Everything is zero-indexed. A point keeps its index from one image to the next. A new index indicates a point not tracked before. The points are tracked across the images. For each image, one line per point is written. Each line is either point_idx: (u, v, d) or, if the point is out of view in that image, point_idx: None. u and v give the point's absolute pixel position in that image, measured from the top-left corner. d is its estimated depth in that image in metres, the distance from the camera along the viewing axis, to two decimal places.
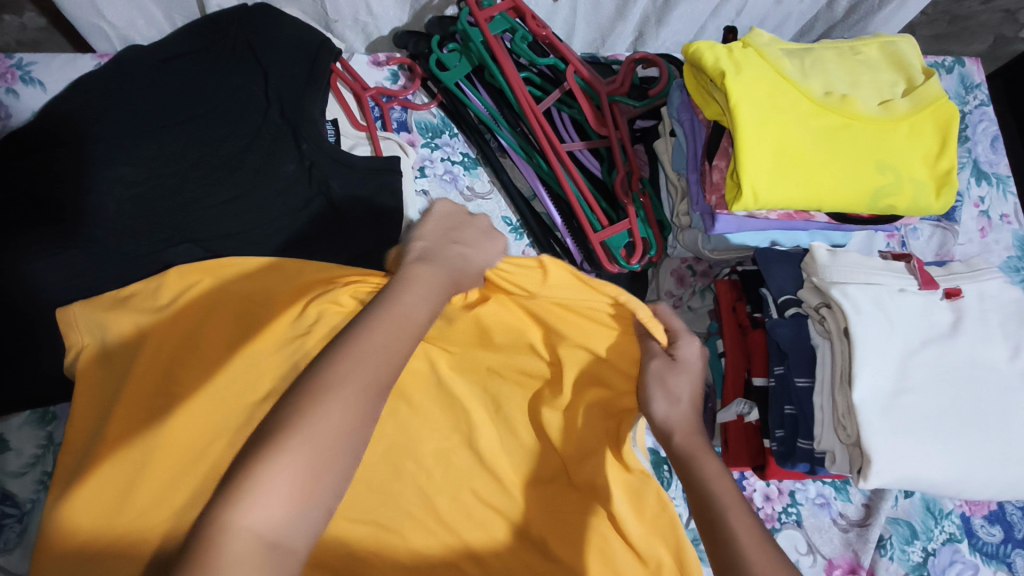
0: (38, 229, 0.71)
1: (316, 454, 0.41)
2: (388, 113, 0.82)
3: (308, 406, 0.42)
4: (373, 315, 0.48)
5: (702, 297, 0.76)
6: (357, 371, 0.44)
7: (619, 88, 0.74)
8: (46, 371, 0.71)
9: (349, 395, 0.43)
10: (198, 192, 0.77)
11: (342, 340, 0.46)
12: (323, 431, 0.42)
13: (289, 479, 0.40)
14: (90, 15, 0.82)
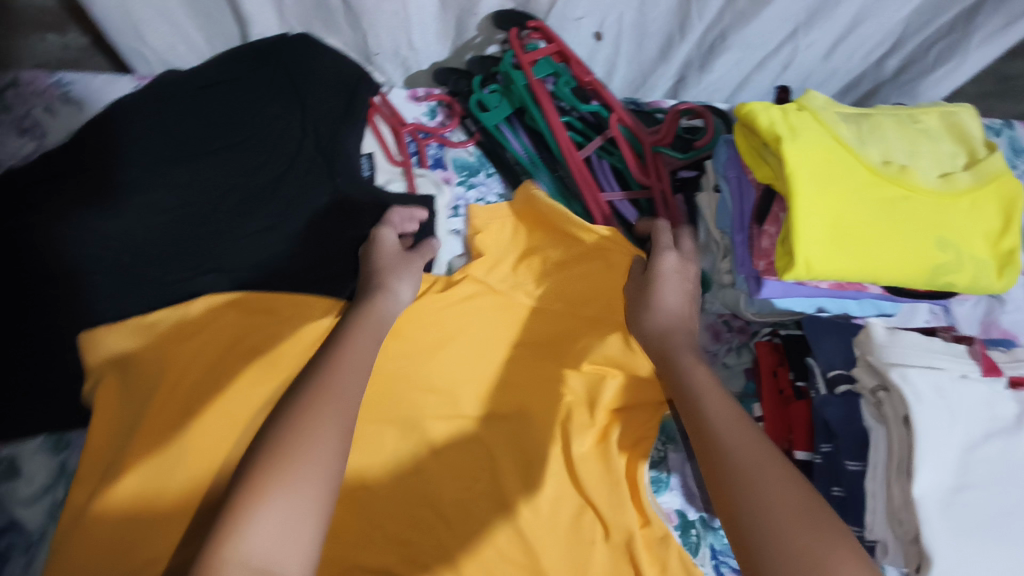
0: (64, 252, 0.70)
1: (301, 496, 0.47)
2: (424, 149, 0.81)
3: (278, 456, 0.49)
4: (316, 375, 0.56)
5: (738, 354, 0.75)
6: (319, 420, 0.52)
7: (663, 138, 0.73)
8: (60, 398, 0.69)
9: (314, 442, 0.50)
10: (230, 222, 0.75)
11: (297, 401, 0.53)
12: (297, 471, 0.48)
13: (278, 518, 0.46)
14: (132, 40, 0.83)
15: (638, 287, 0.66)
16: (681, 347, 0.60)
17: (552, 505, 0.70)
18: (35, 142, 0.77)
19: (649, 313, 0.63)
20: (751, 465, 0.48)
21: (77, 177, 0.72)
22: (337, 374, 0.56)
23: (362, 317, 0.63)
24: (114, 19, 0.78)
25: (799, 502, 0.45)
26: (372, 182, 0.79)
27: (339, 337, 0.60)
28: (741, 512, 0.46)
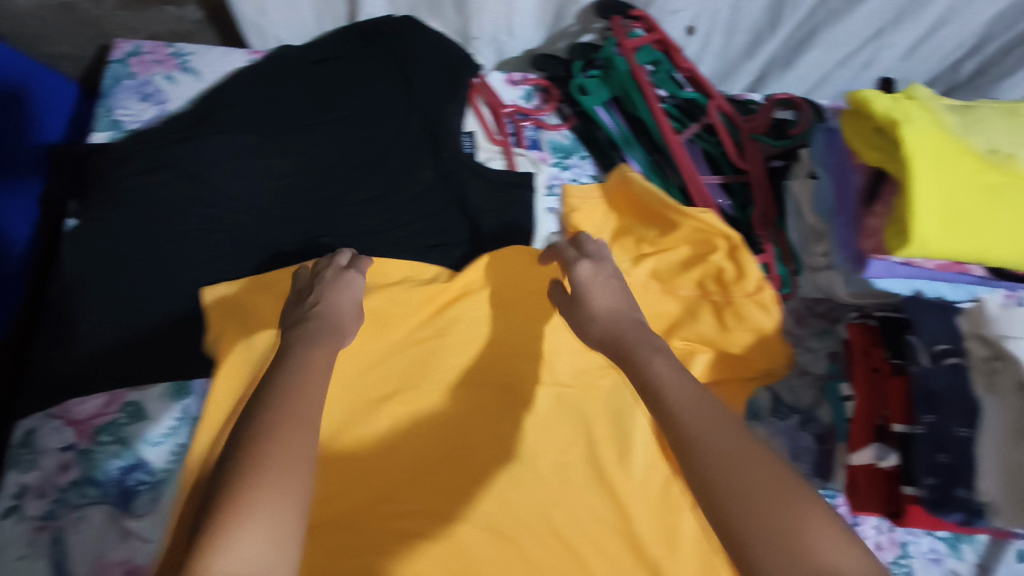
0: (189, 211, 0.74)
1: (276, 506, 0.41)
2: (522, 130, 0.85)
3: (254, 455, 0.43)
4: (282, 374, 0.51)
5: (821, 338, 0.82)
6: (288, 421, 0.46)
7: (760, 126, 0.77)
8: (187, 345, 0.73)
9: (287, 434, 0.45)
10: (342, 189, 0.79)
11: (260, 402, 0.48)
12: (277, 464, 0.43)
13: (265, 522, 0.40)
14: (253, 14, 0.84)
15: (580, 315, 0.61)
16: (642, 339, 0.56)
17: (645, 468, 0.72)
18: (157, 107, 0.81)
19: (605, 319, 0.59)
20: (729, 449, 0.44)
21: (204, 141, 0.76)
22: (296, 392, 0.49)
23: (313, 341, 0.56)
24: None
25: (774, 482, 0.42)
26: (474, 158, 0.82)
27: (297, 362, 0.53)
28: (719, 499, 0.42)
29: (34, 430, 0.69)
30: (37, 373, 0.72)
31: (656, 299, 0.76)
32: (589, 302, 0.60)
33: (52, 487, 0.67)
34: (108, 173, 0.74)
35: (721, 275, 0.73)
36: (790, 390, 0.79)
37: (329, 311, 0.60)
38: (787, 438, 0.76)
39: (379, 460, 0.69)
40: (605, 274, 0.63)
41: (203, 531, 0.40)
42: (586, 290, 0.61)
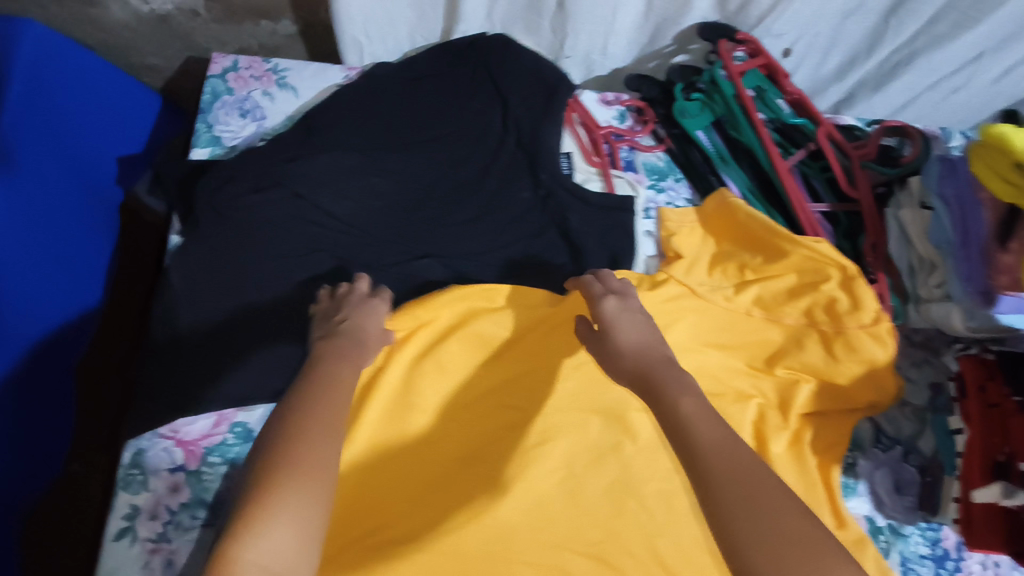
0: (293, 231, 0.74)
1: (303, 513, 0.45)
2: (617, 152, 0.84)
3: (291, 461, 0.47)
4: (312, 390, 0.54)
5: (920, 368, 0.80)
6: (317, 434, 0.50)
7: (870, 152, 0.77)
8: (282, 366, 0.71)
9: (322, 446, 0.49)
10: (441, 210, 0.79)
11: (296, 410, 0.51)
12: (315, 476, 0.47)
13: (292, 526, 0.44)
14: (356, 31, 0.83)
15: (605, 348, 0.61)
16: (665, 372, 0.57)
17: None
18: (255, 123, 0.81)
19: (631, 353, 0.59)
20: (745, 485, 0.48)
21: (309, 162, 0.75)
22: (330, 407, 0.52)
23: (341, 355, 0.60)
24: (353, 6, 0.79)
25: (792, 522, 0.46)
26: (573, 180, 0.81)
27: (324, 373, 0.56)
28: (731, 527, 0.46)
29: (143, 450, 0.69)
30: (140, 393, 0.71)
31: (759, 328, 0.75)
32: (614, 335, 0.61)
33: (164, 508, 0.68)
34: (208, 190, 0.73)
35: (832, 307, 0.72)
36: (890, 420, 0.79)
37: (352, 327, 0.64)
38: (891, 470, 0.76)
39: (485, 487, 0.71)
40: (631, 310, 0.63)
41: (233, 523, 0.43)
42: (613, 326, 0.61)
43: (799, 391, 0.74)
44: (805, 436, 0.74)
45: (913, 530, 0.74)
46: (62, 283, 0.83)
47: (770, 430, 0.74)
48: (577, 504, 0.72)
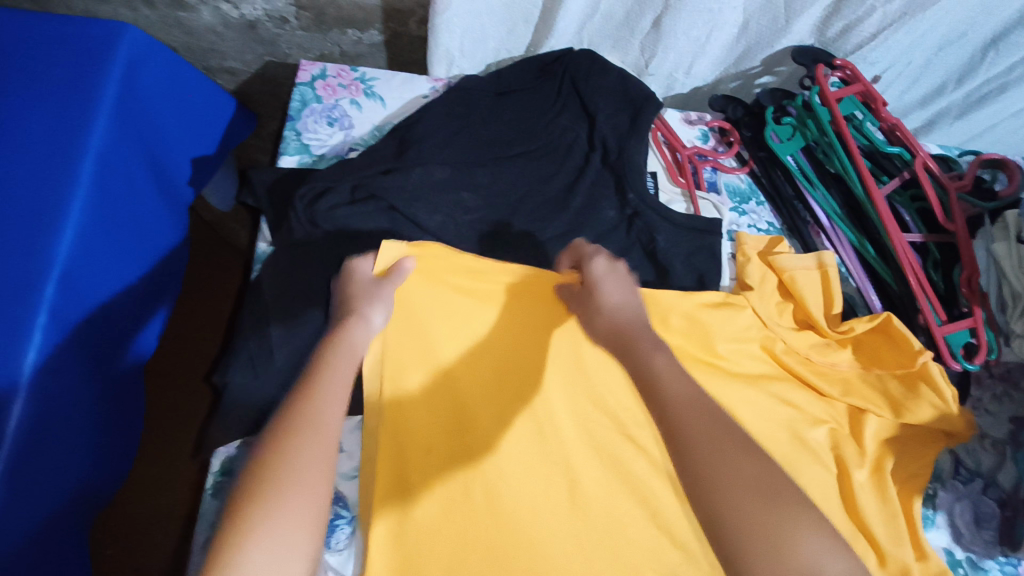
0: (382, 242, 0.74)
1: (287, 525, 0.42)
2: (702, 172, 0.85)
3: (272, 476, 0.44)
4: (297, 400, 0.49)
5: (1001, 402, 0.79)
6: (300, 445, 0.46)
7: (965, 185, 0.78)
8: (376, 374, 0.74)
9: (308, 455, 0.45)
10: (528, 226, 0.78)
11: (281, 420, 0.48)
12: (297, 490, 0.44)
13: (271, 547, 0.41)
14: (448, 43, 0.83)
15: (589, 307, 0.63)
16: (640, 337, 0.57)
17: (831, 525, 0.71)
18: (343, 132, 0.81)
19: (607, 312, 0.60)
20: (711, 432, 0.47)
21: (405, 174, 0.74)
22: (319, 399, 0.50)
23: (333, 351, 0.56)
24: (451, 21, 0.79)
25: (764, 478, 0.45)
26: (658, 199, 0.81)
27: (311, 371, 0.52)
28: (711, 494, 0.44)
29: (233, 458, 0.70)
30: (231, 401, 0.69)
31: (825, 366, 0.76)
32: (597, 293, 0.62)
33: None
34: (304, 202, 0.72)
35: (879, 351, 0.76)
36: (969, 452, 0.79)
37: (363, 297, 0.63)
38: (971, 504, 0.76)
39: (562, 505, 0.70)
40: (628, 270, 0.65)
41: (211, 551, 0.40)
42: (599, 284, 0.63)
43: (867, 423, 0.75)
44: (885, 467, 0.74)
45: (992, 564, 0.74)
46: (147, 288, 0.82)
47: (849, 461, 0.74)
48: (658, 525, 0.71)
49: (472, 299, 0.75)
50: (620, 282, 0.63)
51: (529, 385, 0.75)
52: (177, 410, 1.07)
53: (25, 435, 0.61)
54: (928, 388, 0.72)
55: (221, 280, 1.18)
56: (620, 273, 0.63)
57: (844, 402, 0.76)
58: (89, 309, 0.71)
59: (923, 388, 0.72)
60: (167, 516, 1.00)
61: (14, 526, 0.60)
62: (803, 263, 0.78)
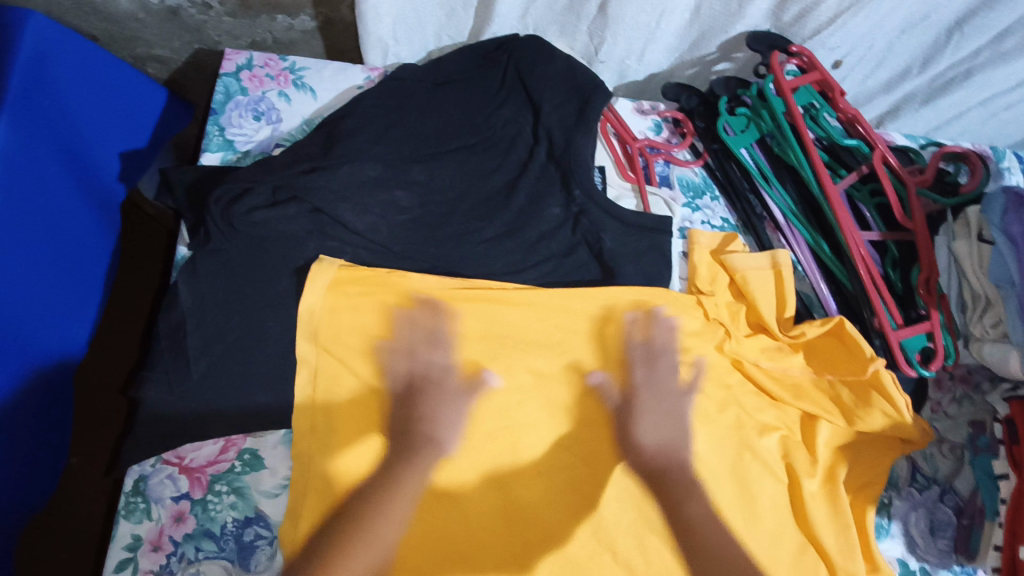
0: (308, 245, 0.70)
1: None
2: (653, 166, 0.80)
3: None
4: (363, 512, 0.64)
5: (961, 405, 0.76)
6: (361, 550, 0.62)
7: (926, 180, 0.73)
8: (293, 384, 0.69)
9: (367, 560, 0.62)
10: (467, 225, 0.74)
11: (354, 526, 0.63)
12: None
13: None
14: (381, 30, 0.79)
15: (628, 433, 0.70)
16: (680, 485, 0.69)
17: (781, 541, 0.69)
18: (270, 127, 0.77)
19: (651, 447, 0.70)
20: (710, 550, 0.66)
21: (332, 172, 0.70)
22: (382, 509, 0.64)
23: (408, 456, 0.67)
24: (382, 7, 0.75)
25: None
26: (606, 196, 0.77)
27: (384, 479, 0.65)
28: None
29: (146, 477, 0.65)
30: (146, 418, 0.65)
31: (777, 371, 0.74)
32: (637, 428, 0.71)
33: (167, 540, 0.63)
34: (220, 205, 0.67)
35: (833, 356, 0.73)
36: (927, 457, 0.75)
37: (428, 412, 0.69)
38: (926, 512, 0.73)
39: (497, 523, 0.65)
40: (672, 373, 0.72)
41: None
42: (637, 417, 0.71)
43: (818, 430, 0.72)
44: (835, 476, 0.71)
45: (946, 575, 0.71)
46: (67, 295, 0.78)
47: (799, 469, 0.71)
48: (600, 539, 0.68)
49: (411, 311, 0.71)
50: (664, 410, 0.71)
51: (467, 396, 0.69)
52: (90, 424, 0.97)
53: None
54: (880, 394, 0.69)
55: (142, 274, 1.06)
56: (666, 399, 0.72)
57: (795, 407, 0.73)
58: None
59: (875, 393, 0.70)
60: (85, 539, 0.92)
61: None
62: (756, 261, 0.75)
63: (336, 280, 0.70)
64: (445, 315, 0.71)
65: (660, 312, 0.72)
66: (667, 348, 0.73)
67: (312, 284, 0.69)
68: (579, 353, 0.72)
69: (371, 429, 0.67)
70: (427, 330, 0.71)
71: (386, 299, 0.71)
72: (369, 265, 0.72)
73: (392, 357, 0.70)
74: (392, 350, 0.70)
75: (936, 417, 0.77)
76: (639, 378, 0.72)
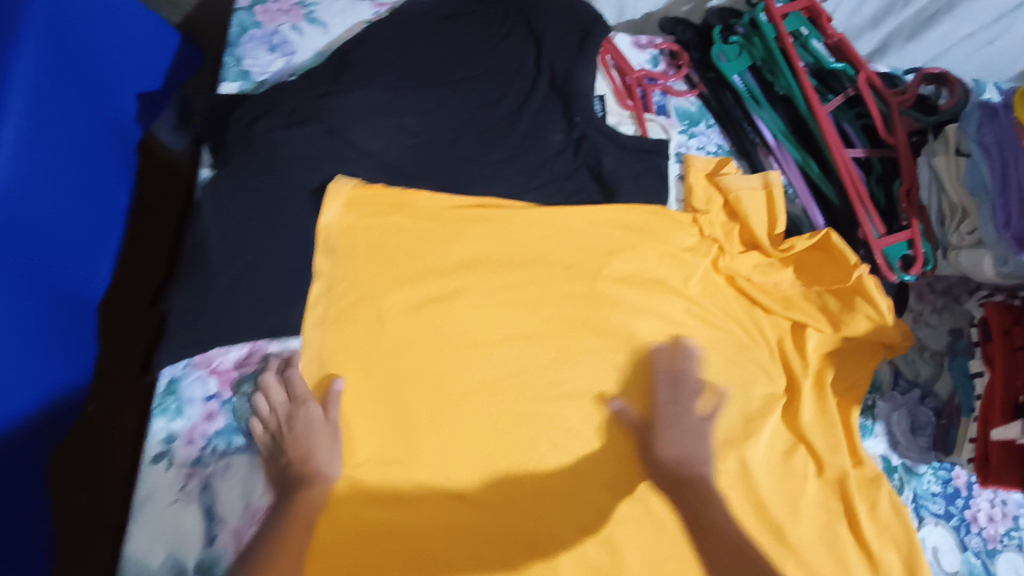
0: (324, 167, 0.74)
1: None
2: (651, 95, 0.84)
3: None
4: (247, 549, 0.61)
5: (940, 315, 0.82)
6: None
7: (908, 100, 0.78)
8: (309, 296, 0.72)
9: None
10: (474, 149, 0.78)
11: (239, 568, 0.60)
12: None
13: None
14: None
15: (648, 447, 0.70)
16: (700, 489, 0.66)
17: (768, 439, 0.75)
18: (284, 58, 0.80)
19: (672, 461, 0.69)
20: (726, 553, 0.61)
21: (343, 97, 0.74)
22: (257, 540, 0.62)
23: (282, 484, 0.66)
24: None
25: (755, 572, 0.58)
26: (606, 122, 0.81)
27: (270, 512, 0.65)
28: None
29: (177, 378, 0.71)
30: (175, 327, 0.69)
31: (768, 285, 0.78)
32: (659, 442, 0.70)
33: (201, 434, 0.69)
34: (241, 125, 0.72)
35: (819, 268, 0.77)
36: (908, 363, 0.80)
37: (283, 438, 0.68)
38: (907, 412, 0.78)
39: (506, 421, 0.71)
40: (695, 397, 0.72)
41: None
42: (660, 434, 0.70)
43: (807, 338, 0.77)
44: (823, 380, 0.77)
45: (926, 469, 0.77)
46: (91, 225, 0.81)
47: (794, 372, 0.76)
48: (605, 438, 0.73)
49: (425, 231, 0.75)
50: (683, 428, 0.71)
51: (478, 308, 0.74)
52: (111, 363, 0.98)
53: None
54: (862, 299, 0.74)
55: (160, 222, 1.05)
56: (684, 414, 0.71)
57: (784, 317, 0.78)
58: (22, 237, 0.69)
59: (857, 298, 0.74)
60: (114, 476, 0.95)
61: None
62: (749, 182, 0.79)
63: (350, 199, 0.73)
64: (455, 231, 0.75)
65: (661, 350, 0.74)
66: (665, 263, 0.77)
67: (329, 201, 0.73)
68: (583, 269, 0.75)
69: (388, 339, 0.72)
70: (439, 245, 0.75)
71: (401, 219, 0.75)
72: (384, 186, 0.75)
73: (406, 272, 0.74)
74: (406, 265, 0.74)
75: (918, 327, 0.81)
76: (659, 395, 0.72)
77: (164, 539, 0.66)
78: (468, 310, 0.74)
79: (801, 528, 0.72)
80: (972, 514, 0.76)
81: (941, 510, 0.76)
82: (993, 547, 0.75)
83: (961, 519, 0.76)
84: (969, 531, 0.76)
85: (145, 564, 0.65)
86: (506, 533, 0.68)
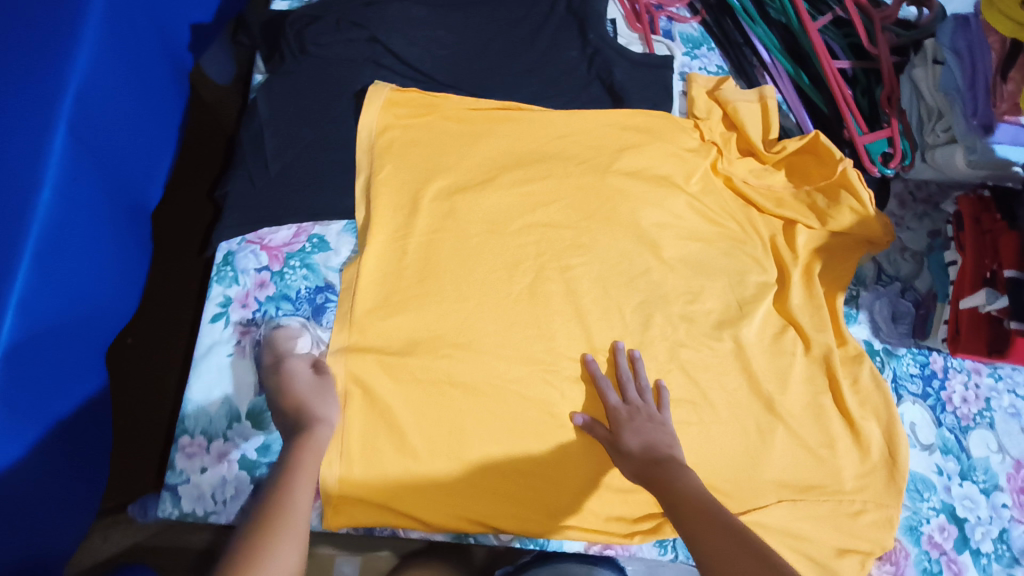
0: (364, 72, 0.84)
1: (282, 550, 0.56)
2: (657, 20, 0.93)
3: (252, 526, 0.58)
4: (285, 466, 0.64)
5: (920, 220, 0.90)
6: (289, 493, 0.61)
7: (890, 18, 0.87)
8: (350, 182, 0.81)
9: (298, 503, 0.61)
10: (498, 61, 0.87)
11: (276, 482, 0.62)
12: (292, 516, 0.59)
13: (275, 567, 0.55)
14: None
15: (616, 442, 0.71)
16: (671, 466, 0.65)
17: (762, 321, 0.83)
18: None
19: (621, 447, 0.70)
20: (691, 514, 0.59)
21: (384, 7, 0.84)
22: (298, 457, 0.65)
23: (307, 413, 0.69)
24: None
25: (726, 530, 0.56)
26: (616, 41, 0.89)
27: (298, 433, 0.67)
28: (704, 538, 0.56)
29: (233, 252, 0.79)
30: (233, 206, 0.78)
31: (764, 186, 0.87)
32: (622, 437, 0.71)
33: (252, 300, 0.78)
34: (295, 29, 0.82)
35: (809, 169, 0.87)
36: (891, 261, 0.88)
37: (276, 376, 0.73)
38: (888, 302, 0.86)
39: (523, 297, 0.79)
40: (643, 394, 0.75)
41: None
42: (615, 422, 0.72)
43: (797, 233, 0.85)
44: (812, 270, 0.85)
45: (904, 352, 0.85)
46: (153, 132, 0.86)
47: (784, 262, 0.85)
48: (614, 315, 0.80)
49: (454, 130, 0.84)
50: (647, 419, 0.72)
51: (502, 199, 0.82)
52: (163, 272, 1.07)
53: (53, 226, 0.67)
54: (847, 192, 0.83)
55: (206, 154, 1.14)
56: (642, 407, 0.73)
57: (776, 215, 0.86)
58: (101, 127, 0.75)
59: (842, 190, 0.84)
60: (166, 378, 1.02)
61: (45, 306, 0.66)
62: (745, 95, 0.87)
63: (387, 99, 0.82)
64: (481, 130, 0.84)
65: (591, 358, 0.77)
66: (668, 163, 0.85)
67: (369, 100, 0.82)
68: (595, 167, 0.84)
69: (420, 222, 0.80)
70: (466, 143, 0.84)
71: (433, 119, 0.84)
72: (419, 90, 0.85)
73: (435, 165, 0.83)
74: (437, 159, 0.83)
75: (900, 229, 0.89)
76: (609, 395, 0.74)
77: (223, 385, 0.74)
78: (492, 200, 0.82)
79: (791, 398, 0.80)
80: (947, 395, 0.84)
81: (918, 390, 0.83)
82: (965, 424, 0.83)
83: (937, 399, 0.83)
84: (944, 410, 0.83)
85: (206, 406, 0.73)
86: (523, 391, 0.76)
